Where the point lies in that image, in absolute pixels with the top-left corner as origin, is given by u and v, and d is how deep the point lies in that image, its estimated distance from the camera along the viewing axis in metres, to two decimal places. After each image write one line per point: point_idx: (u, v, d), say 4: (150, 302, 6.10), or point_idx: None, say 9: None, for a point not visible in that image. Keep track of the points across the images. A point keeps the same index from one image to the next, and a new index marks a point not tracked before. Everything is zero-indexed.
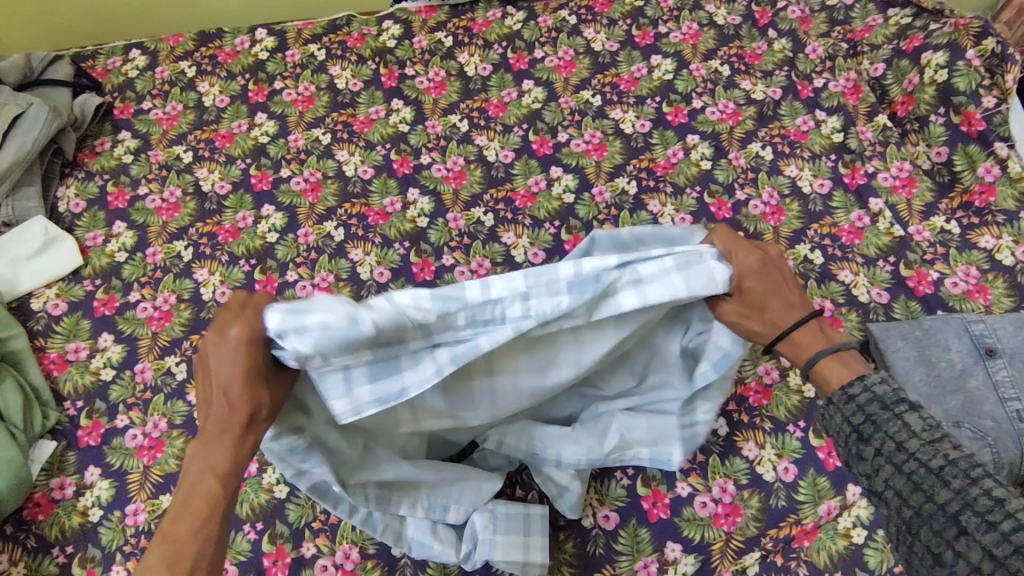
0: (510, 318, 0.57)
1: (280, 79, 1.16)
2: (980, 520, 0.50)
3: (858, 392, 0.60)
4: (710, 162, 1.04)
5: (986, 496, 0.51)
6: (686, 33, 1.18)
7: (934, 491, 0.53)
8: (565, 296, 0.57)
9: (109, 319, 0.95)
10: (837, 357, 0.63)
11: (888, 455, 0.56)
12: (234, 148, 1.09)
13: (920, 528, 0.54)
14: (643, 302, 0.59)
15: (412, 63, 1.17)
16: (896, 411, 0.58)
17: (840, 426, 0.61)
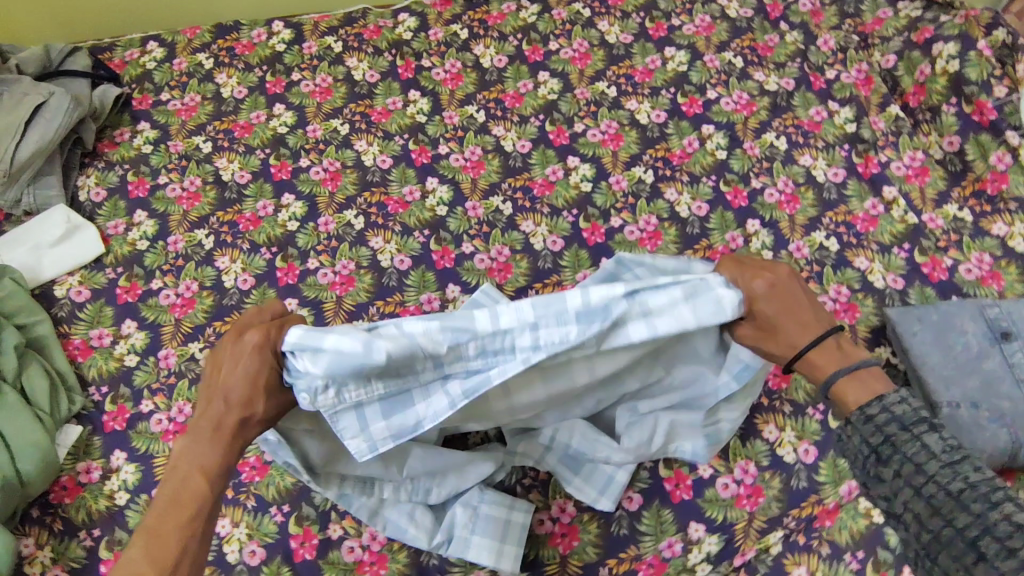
0: (520, 349, 0.58)
1: (298, 71, 1.17)
2: (1000, 546, 0.49)
3: (876, 413, 0.59)
4: (726, 152, 1.06)
5: (1007, 521, 0.50)
6: (700, 26, 1.19)
7: (953, 515, 0.52)
8: (573, 325, 0.58)
9: (132, 306, 0.95)
10: (857, 375, 0.61)
11: (907, 479, 0.56)
12: (253, 138, 1.10)
13: (939, 553, 0.53)
14: (652, 333, 0.60)
15: (428, 55, 1.18)
16: (915, 432, 0.57)
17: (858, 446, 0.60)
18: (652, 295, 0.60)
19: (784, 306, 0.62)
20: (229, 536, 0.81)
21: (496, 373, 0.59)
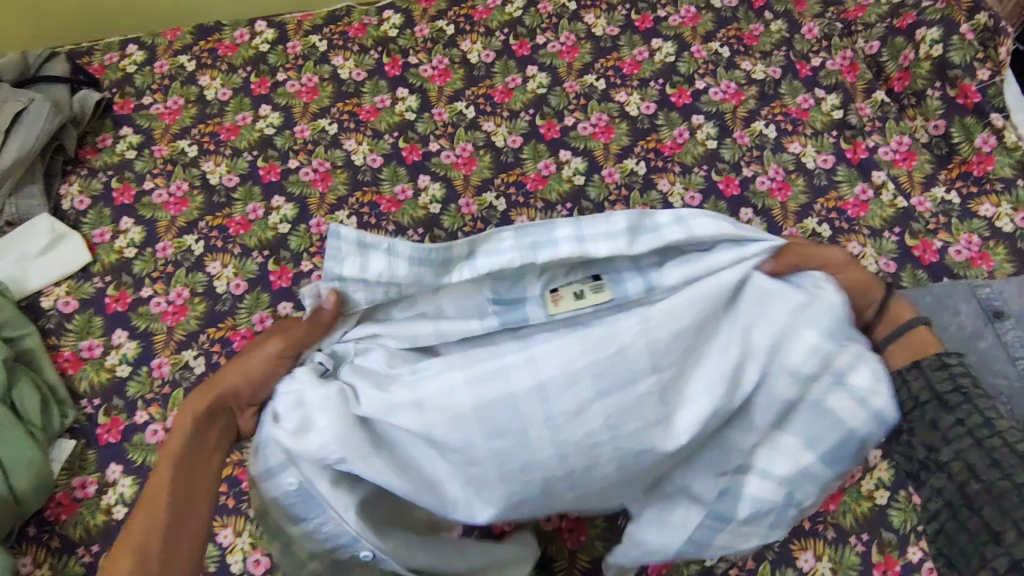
0: (564, 240, 0.68)
1: (283, 71, 1.15)
2: None
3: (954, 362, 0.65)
4: (717, 142, 1.06)
5: None
6: (685, 16, 1.19)
7: (1014, 471, 0.57)
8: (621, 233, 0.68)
9: (122, 315, 0.93)
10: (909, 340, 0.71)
11: (971, 430, 0.60)
12: (240, 140, 1.08)
13: (983, 504, 0.57)
14: (687, 233, 0.69)
15: (415, 51, 1.17)
16: (986, 394, 0.63)
17: (917, 392, 0.65)
18: (689, 212, 0.70)
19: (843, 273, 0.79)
20: (232, 546, 0.80)
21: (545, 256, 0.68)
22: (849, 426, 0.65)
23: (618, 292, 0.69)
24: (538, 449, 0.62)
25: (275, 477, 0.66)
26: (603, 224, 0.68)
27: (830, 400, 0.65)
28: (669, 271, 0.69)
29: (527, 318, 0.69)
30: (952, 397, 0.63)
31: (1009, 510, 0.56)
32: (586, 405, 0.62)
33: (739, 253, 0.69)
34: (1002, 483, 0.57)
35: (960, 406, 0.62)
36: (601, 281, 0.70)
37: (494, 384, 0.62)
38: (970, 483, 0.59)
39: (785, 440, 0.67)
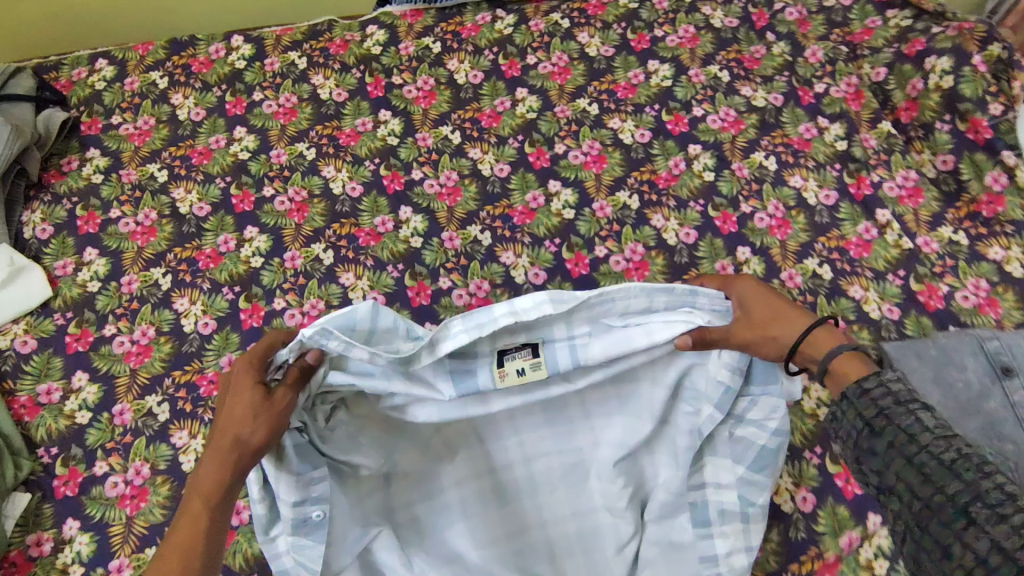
0: (501, 317, 0.67)
1: (259, 90, 1.10)
2: (991, 513, 0.51)
3: (873, 386, 0.62)
4: (714, 174, 1.01)
5: (998, 490, 0.52)
6: (684, 37, 1.14)
7: (945, 483, 0.54)
8: (549, 307, 0.67)
9: (83, 356, 0.89)
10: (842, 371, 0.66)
11: (899, 449, 0.57)
12: (212, 165, 1.03)
13: (930, 522, 0.54)
14: (600, 294, 0.70)
15: (399, 70, 1.11)
16: (910, 407, 0.59)
17: (852, 421, 0.62)
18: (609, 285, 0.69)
19: (769, 301, 0.72)
20: None
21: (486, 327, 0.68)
22: (760, 442, 0.78)
23: (556, 365, 0.72)
24: (509, 459, 0.83)
25: (302, 507, 0.71)
26: (533, 299, 0.68)
27: (739, 431, 0.79)
28: (598, 343, 0.72)
29: (478, 385, 0.72)
30: (877, 422, 0.59)
31: (951, 525, 0.52)
32: (535, 418, 0.82)
33: (649, 309, 0.72)
34: (938, 497, 0.54)
35: (887, 429, 0.59)
36: (539, 357, 0.72)
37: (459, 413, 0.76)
38: (912, 502, 0.56)
39: (719, 459, 0.80)
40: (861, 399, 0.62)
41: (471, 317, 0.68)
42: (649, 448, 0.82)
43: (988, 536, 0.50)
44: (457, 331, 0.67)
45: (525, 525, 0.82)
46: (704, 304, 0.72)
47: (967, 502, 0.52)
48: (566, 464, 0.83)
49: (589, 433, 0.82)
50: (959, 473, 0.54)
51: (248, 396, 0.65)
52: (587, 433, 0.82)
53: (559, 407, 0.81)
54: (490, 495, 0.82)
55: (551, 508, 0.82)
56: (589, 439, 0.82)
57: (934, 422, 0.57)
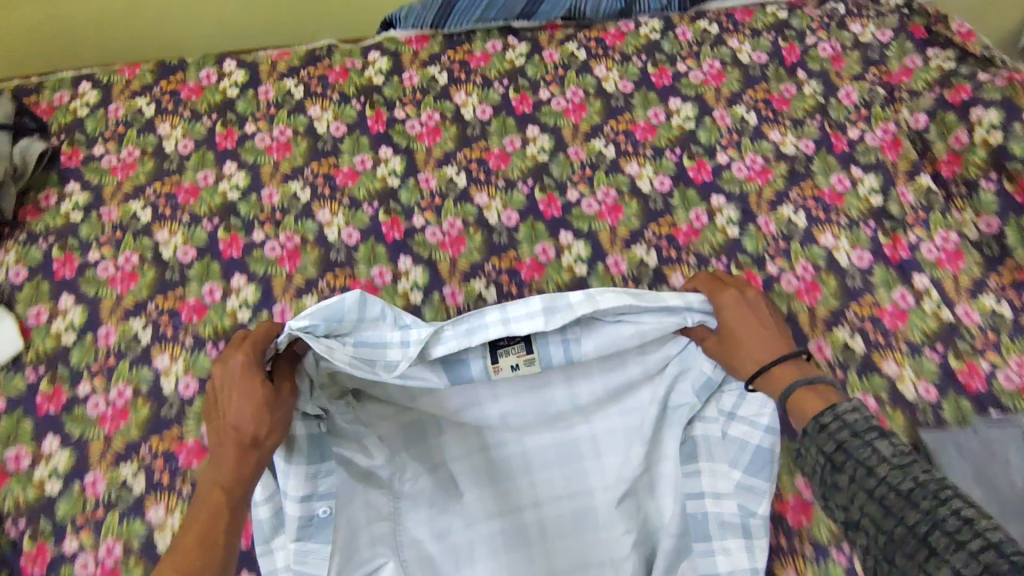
0: (492, 320, 0.77)
1: (251, 121, 1.02)
2: (950, 540, 0.58)
3: (830, 420, 0.72)
4: (738, 228, 0.94)
5: (953, 517, 0.59)
6: (708, 73, 1.06)
7: (905, 514, 0.61)
8: (541, 316, 0.76)
9: (55, 418, 0.83)
10: (797, 404, 0.76)
11: (860, 482, 0.65)
12: (199, 204, 0.96)
13: (896, 554, 0.60)
14: (595, 306, 0.76)
15: (402, 103, 1.04)
16: (866, 439, 0.68)
17: (817, 456, 0.71)
18: (600, 290, 0.77)
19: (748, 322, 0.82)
20: None
21: (474, 334, 0.77)
22: (754, 442, 0.82)
23: (550, 360, 0.82)
24: (519, 488, 0.87)
25: (311, 501, 0.79)
26: (527, 306, 0.77)
27: (732, 430, 0.84)
28: (589, 341, 0.82)
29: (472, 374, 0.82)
30: (838, 456, 0.68)
31: (915, 557, 0.59)
32: (543, 444, 0.88)
33: (639, 324, 0.81)
34: (901, 530, 0.60)
35: (846, 463, 0.67)
36: (533, 353, 0.82)
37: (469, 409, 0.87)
38: (877, 535, 0.62)
39: (717, 466, 0.85)
40: (820, 434, 0.71)
41: (462, 323, 0.77)
42: (653, 481, 0.87)
43: (948, 564, 0.56)
44: (449, 335, 0.77)
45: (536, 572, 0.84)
46: (686, 310, 0.80)
47: (927, 532, 0.59)
48: (574, 499, 0.87)
49: (599, 473, 0.87)
50: (916, 502, 0.61)
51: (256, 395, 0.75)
52: (598, 471, 0.87)
53: (564, 430, 0.88)
54: (498, 531, 0.85)
55: (562, 557, 0.85)
56: (594, 469, 0.87)
57: (890, 453, 0.66)
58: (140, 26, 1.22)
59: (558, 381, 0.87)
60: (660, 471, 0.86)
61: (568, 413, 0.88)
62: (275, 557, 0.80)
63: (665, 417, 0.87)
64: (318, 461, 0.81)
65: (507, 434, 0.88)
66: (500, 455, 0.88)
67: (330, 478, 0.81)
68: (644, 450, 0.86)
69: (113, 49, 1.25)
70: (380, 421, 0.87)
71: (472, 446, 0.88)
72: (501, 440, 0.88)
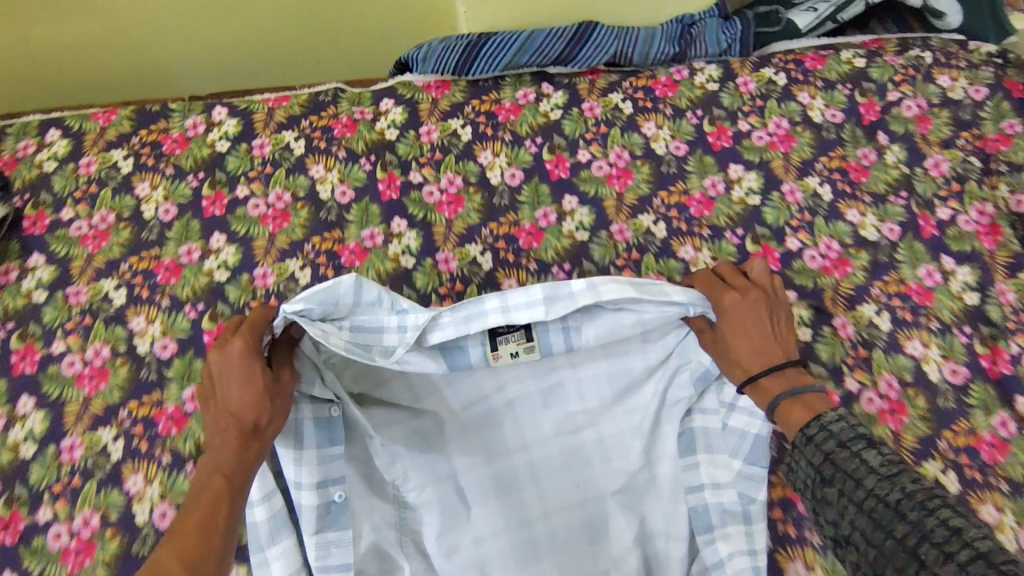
0: (493, 309, 0.73)
1: (243, 182, 0.88)
2: (938, 551, 0.52)
3: (815, 432, 0.67)
4: (811, 331, 0.80)
5: (942, 526, 0.54)
6: (775, 134, 0.91)
7: (892, 527, 0.56)
8: (541, 305, 0.72)
9: (10, 550, 0.71)
10: (784, 417, 0.71)
11: (849, 495, 0.61)
12: (182, 285, 0.82)
13: (886, 569, 0.55)
14: (597, 297, 0.72)
15: (419, 163, 0.89)
16: (854, 450, 0.63)
17: (808, 470, 0.66)
18: (601, 278, 0.72)
19: (748, 327, 0.74)
20: None
21: (477, 321, 0.72)
22: (754, 430, 0.76)
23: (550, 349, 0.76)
24: (523, 485, 0.81)
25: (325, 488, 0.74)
26: (527, 294, 0.72)
27: (733, 421, 0.78)
28: (592, 328, 0.76)
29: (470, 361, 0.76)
30: (826, 468, 0.64)
31: (905, 571, 0.53)
32: (546, 437, 0.82)
33: (641, 315, 0.75)
34: (889, 543, 0.55)
35: (835, 475, 0.63)
36: (533, 340, 0.76)
37: (472, 398, 0.81)
38: (868, 551, 0.57)
39: (716, 455, 0.79)
40: (808, 447, 0.67)
41: (460, 310, 0.73)
42: (654, 472, 0.81)
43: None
44: (445, 322, 0.73)
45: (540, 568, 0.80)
46: (687, 303, 0.73)
47: (915, 544, 0.54)
48: (578, 492, 0.81)
49: (601, 464, 0.81)
50: (904, 513, 0.56)
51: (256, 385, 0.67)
52: (600, 461, 0.81)
53: (566, 419, 0.82)
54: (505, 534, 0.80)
55: (569, 555, 0.80)
56: (596, 460, 0.81)
57: (878, 462, 0.62)
58: (135, 54, 1.08)
59: (562, 375, 0.81)
60: (659, 469, 0.81)
61: (571, 410, 0.82)
62: (273, 566, 0.75)
63: (671, 410, 0.80)
64: (327, 447, 0.74)
65: (505, 422, 0.82)
66: (500, 447, 0.82)
67: (339, 464, 0.75)
68: (640, 445, 0.80)
69: (105, 82, 1.10)
70: (372, 411, 0.79)
71: (472, 439, 0.81)
72: (501, 432, 0.82)
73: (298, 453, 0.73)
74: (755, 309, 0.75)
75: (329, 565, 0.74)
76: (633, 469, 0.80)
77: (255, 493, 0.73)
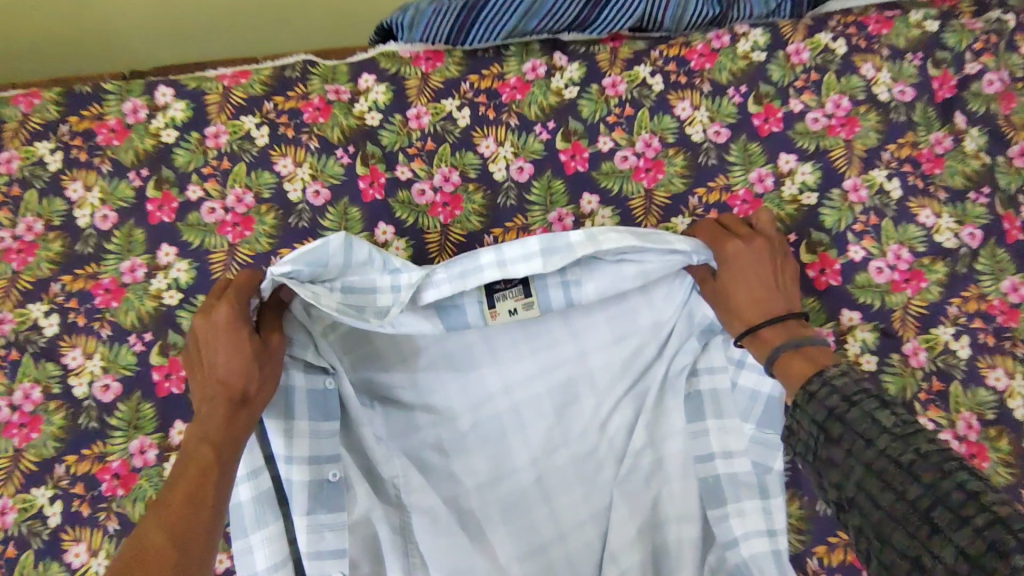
0: (488, 264, 0.64)
1: (195, 180, 0.73)
2: (954, 516, 0.46)
3: (818, 387, 0.58)
4: (877, 360, 0.68)
5: (960, 490, 0.47)
6: (834, 117, 0.75)
7: (904, 488, 0.50)
8: (538, 259, 0.64)
9: None
10: (784, 371, 0.61)
11: (858, 456, 0.53)
12: (125, 311, 0.69)
13: (892, 531, 0.49)
14: (595, 247, 0.63)
15: (407, 154, 0.74)
16: (864, 408, 0.54)
17: (807, 428, 0.58)
18: (600, 228, 0.64)
19: (750, 274, 0.64)
20: None
21: (479, 276, 0.64)
22: (764, 391, 0.66)
23: (548, 305, 0.67)
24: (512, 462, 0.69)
25: (320, 465, 0.64)
26: (523, 247, 0.64)
27: (742, 380, 0.67)
28: (592, 283, 0.67)
29: (467, 321, 0.67)
30: (830, 424, 0.56)
31: (917, 536, 0.48)
32: (539, 404, 0.69)
33: (642, 268, 0.66)
34: (900, 506, 0.49)
35: (844, 436, 0.55)
36: (531, 296, 0.67)
37: (462, 366, 0.69)
38: (873, 512, 0.51)
39: (726, 421, 0.69)
40: (810, 404, 0.58)
41: (455, 265, 0.64)
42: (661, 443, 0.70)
43: (952, 543, 0.45)
44: (441, 280, 0.64)
45: (539, 558, 0.69)
46: (690, 251, 0.65)
47: (929, 508, 0.48)
48: (575, 472, 0.69)
49: (598, 438, 0.69)
50: (919, 476, 0.49)
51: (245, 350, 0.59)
52: (598, 432, 0.69)
53: (558, 386, 0.69)
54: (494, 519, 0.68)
55: (572, 544, 0.69)
56: (596, 432, 0.69)
57: (892, 421, 0.53)
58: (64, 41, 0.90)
59: (560, 341, 0.70)
60: (669, 447, 0.70)
61: (568, 377, 0.69)
62: (255, 557, 0.62)
63: (676, 372, 0.70)
64: (321, 420, 0.65)
65: (489, 389, 0.69)
66: (480, 420, 0.69)
67: (333, 440, 0.65)
68: (645, 418, 0.69)
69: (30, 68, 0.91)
70: (370, 394, 0.69)
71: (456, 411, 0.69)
72: (486, 404, 0.70)
73: (288, 423, 0.63)
74: (761, 261, 0.65)
75: (321, 549, 0.63)
76: (637, 448, 0.69)
77: (240, 469, 0.61)
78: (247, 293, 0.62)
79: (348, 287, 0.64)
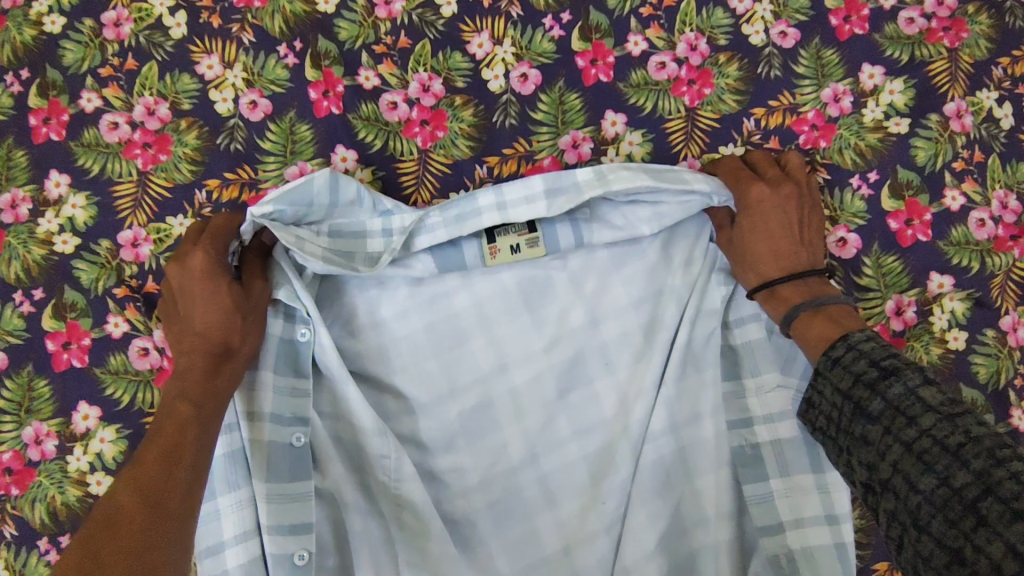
0: (486, 207, 0.52)
1: (90, 85, 0.55)
2: (1005, 509, 0.35)
3: (842, 354, 0.46)
4: (967, 336, 0.55)
5: (1016, 481, 0.35)
6: (937, 16, 0.57)
7: (948, 473, 0.38)
8: (542, 202, 0.52)
9: None
10: (801, 335, 0.50)
11: (894, 433, 0.41)
12: (10, 260, 0.53)
13: (930, 518, 0.38)
14: (605, 190, 0.51)
15: (373, 54, 0.56)
16: (904, 379, 0.42)
17: (830, 399, 0.46)
18: (612, 165, 0.52)
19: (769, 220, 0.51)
20: None
21: (486, 217, 0.52)
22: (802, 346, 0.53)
23: (555, 246, 0.55)
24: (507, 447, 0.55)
25: (281, 429, 0.51)
26: (525, 185, 0.52)
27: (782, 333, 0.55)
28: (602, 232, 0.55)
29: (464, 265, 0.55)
30: (864, 396, 0.44)
31: (959, 527, 0.36)
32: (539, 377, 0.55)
33: (659, 211, 0.54)
34: (942, 492, 0.38)
35: (877, 408, 0.43)
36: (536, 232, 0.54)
37: (445, 329, 0.55)
38: (909, 497, 0.39)
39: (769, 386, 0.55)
40: (834, 373, 0.46)
41: (451, 206, 0.53)
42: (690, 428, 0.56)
43: (1001, 538, 0.34)
44: (435, 224, 0.53)
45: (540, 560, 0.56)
46: (710, 191, 0.52)
47: (977, 497, 0.36)
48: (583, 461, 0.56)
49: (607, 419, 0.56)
50: (968, 460, 0.37)
51: (221, 297, 0.48)
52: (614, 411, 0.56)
53: (558, 352, 0.55)
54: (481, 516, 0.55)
55: (581, 544, 0.56)
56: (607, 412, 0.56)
57: (939, 396, 0.41)
58: None
59: (564, 301, 0.55)
60: (701, 427, 0.56)
61: (572, 343, 0.55)
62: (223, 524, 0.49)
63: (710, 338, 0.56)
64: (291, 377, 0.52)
65: (478, 356, 0.55)
66: (465, 396, 0.55)
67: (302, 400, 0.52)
68: (669, 394, 0.55)
69: None
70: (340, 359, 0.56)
71: (438, 384, 0.55)
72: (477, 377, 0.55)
73: (251, 375, 0.51)
74: (792, 206, 0.52)
75: (281, 524, 0.50)
76: (659, 431, 0.55)
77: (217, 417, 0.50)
78: (224, 236, 0.51)
79: (335, 230, 0.53)
